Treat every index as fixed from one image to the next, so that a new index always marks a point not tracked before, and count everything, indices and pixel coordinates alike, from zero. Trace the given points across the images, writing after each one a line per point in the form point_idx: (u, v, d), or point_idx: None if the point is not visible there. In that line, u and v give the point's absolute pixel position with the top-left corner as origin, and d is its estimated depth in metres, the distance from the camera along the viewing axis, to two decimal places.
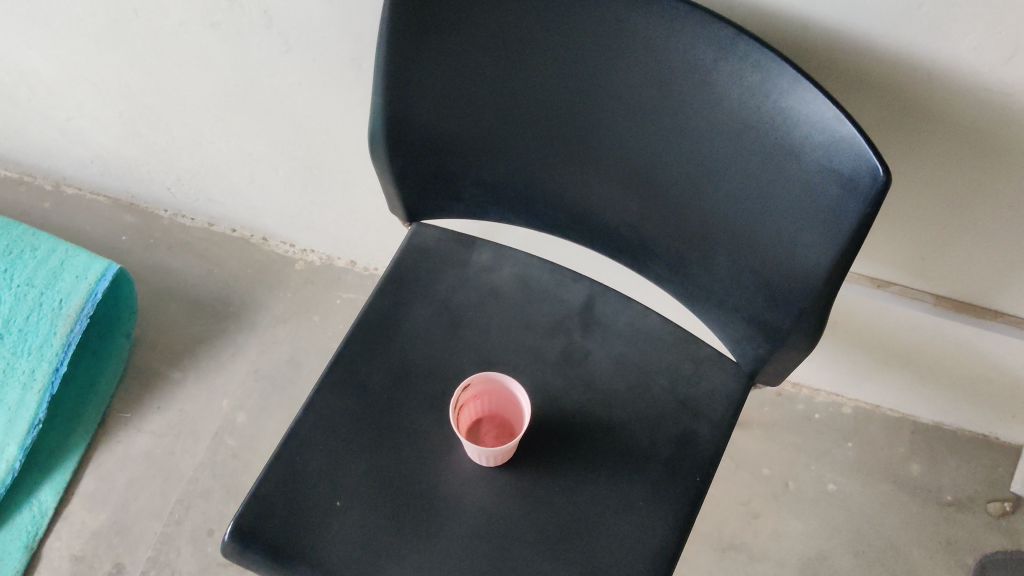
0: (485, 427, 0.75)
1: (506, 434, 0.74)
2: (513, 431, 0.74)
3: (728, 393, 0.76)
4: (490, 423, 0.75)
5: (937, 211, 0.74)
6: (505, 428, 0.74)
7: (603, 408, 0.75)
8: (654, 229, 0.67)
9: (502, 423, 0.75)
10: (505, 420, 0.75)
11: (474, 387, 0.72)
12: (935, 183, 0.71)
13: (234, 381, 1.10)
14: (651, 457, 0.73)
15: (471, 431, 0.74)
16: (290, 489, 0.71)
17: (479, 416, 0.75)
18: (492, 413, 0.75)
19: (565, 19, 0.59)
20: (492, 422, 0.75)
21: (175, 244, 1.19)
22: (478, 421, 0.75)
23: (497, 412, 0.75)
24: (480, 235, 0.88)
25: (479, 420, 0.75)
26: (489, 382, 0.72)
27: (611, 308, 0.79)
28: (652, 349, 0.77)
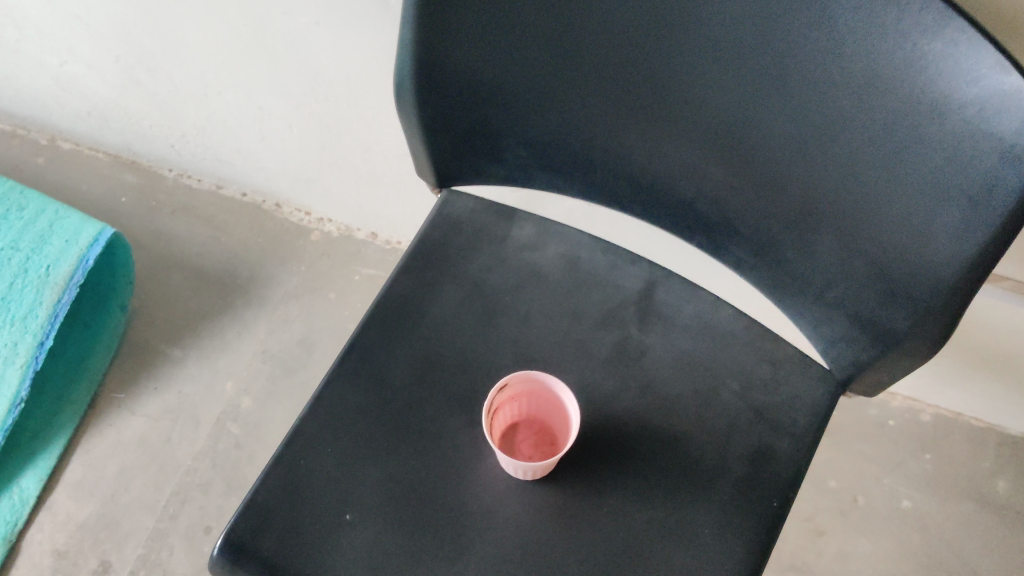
0: (522, 433, 0.63)
1: (547, 441, 0.63)
2: (556, 439, 0.63)
3: (812, 402, 0.64)
4: (528, 428, 0.63)
5: None
6: (546, 434, 0.63)
7: (663, 416, 0.63)
8: (742, 203, 0.55)
9: (542, 428, 0.63)
10: (546, 425, 0.63)
11: (512, 389, 0.60)
12: None
13: (239, 363, 0.99)
14: (720, 475, 0.62)
15: (506, 438, 0.63)
16: (290, 499, 0.60)
17: (515, 420, 0.63)
18: (530, 416, 0.64)
19: None
20: (531, 427, 0.63)
21: (180, 208, 1.08)
22: (514, 426, 0.63)
23: (536, 414, 0.63)
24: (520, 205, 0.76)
25: (515, 425, 0.63)
26: (530, 383, 0.60)
27: (675, 298, 0.67)
28: (723, 347, 0.66)
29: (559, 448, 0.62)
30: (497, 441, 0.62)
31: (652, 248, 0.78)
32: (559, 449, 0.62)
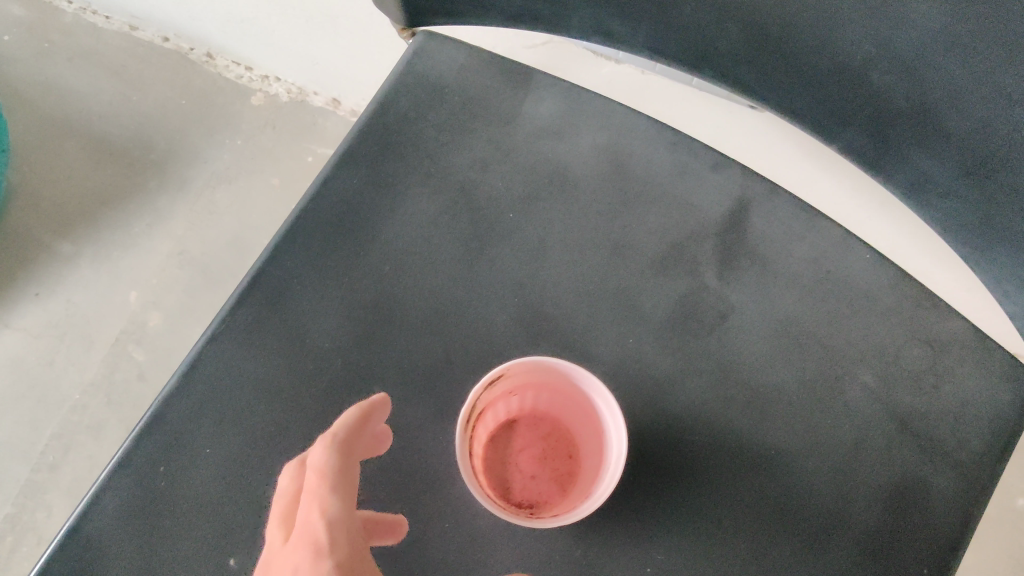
0: (521, 437, 0.40)
1: (561, 453, 0.40)
2: (575, 451, 0.39)
3: (993, 414, 0.39)
4: (533, 431, 0.40)
5: None
6: (561, 443, 0.40)
7: (752, 422, 0.39)
8: (968, 67, 0.28)
9: (554, 432, 0.40)
10: (562, 426, 0.40)
11: (511, 379, 0.37)
12: None
13: (150, 268, 0.76)
14: (836, 524, 0.38)
15: (495, 443, 0.39)
16: (139, 529, 0.38)
17: (512, 415, 0.40)
18: (539, 410, 0.40)
19: None
20: (537, 429, 0.40)
21: (81, 54, 0.82)
22: (511, 426, 0.40)
23: (548, 408, 0.40)
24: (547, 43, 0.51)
25: (511, 422, 0.40)
26: (542, 372, 0.37)
27: (781, 229, 0.42)
28: (851, 315, 0.41)
29: (580, 467, 0.39)
30: (481, 450, 0.39)
31: (736, 138, 0.51)
32: (580, 470, 0.39)
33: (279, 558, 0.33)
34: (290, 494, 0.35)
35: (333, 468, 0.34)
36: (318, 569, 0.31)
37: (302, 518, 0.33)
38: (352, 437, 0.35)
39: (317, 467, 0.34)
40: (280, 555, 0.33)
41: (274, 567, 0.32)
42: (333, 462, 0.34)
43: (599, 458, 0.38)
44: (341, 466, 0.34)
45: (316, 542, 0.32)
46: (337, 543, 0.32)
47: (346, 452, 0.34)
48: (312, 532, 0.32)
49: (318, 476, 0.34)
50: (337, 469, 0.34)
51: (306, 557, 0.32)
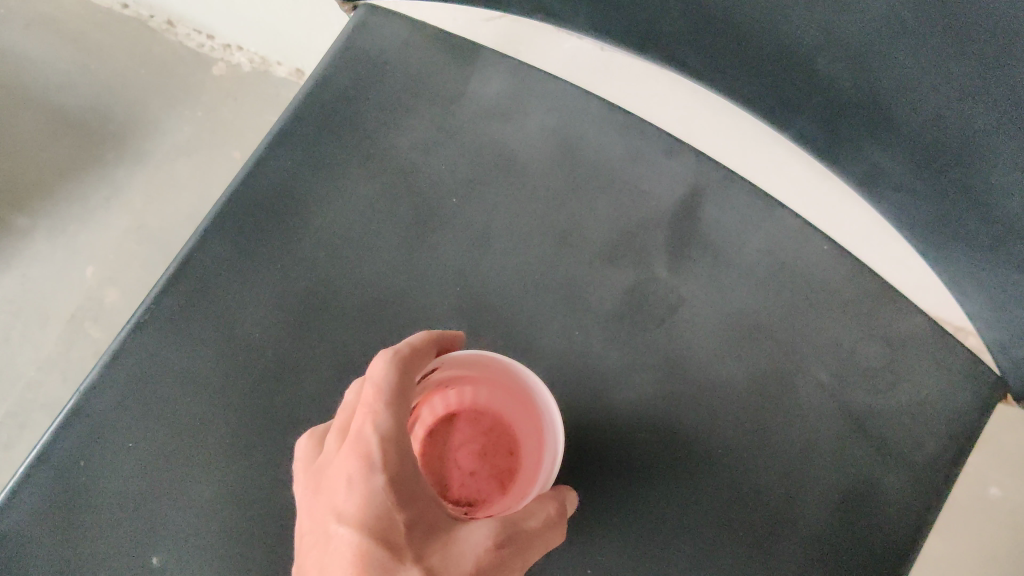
0: (461, 432, 0.37)
1: (503, 449, 0.37)
2: (517, 448, 0.37)
3: (953, 414, 0.38)
4: (474, 426, 0.37)
5: None
6: (503, 438, 0.37)
7: (699, 419, 0.38)
8: (918, 52, 0.27)
9: (496, 429, 0.37)
10: (504, 422, 0.37)
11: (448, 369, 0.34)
12: None
13: (108, 243, 0.74)
14: (784, 525, 0.37)
15: (432, 439, 0.36)
16: (60, 524, 0.36)
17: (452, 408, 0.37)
18: (480, 404, 0.37)
19: None
20: (479, 423, 0.37)
21: (38, 21, 0.79)
22: (451, 420, 0.37)
23: (489, 402, 0.37)
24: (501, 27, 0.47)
25: (450, 416, 0.37)
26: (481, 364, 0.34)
27: (735, 218, 0.40)
28: (807, 308, 0.39)
29: (521, 466, 0.36)
30: (417, 446, 0.36)
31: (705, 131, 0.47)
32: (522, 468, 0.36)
33: (334, 465, 0.31)
34: (353, 404, 0.33)
35: (390, 385, 0.31)
36: (369, 487, 0.30)
37: (354, 432, 0.30)
38: (415, 356, 0.32)
39: (375, 383, 0.31)
40: (335, 460, 0.31)
41: (330, 473, 0.31)
42: (391, 378, 0.31)
43: (540, 459, 0.35)
44: (398, 383, 0.31)
45: (369, 457, 0.30)
46: (392, 460, 0.30)
47: (404, 367, 0.31)
48: (365, 445, 0.30)
49: (374, 393, 0.31)
50: (394, 386, 0.31)
51: (359, 472, 0.30)
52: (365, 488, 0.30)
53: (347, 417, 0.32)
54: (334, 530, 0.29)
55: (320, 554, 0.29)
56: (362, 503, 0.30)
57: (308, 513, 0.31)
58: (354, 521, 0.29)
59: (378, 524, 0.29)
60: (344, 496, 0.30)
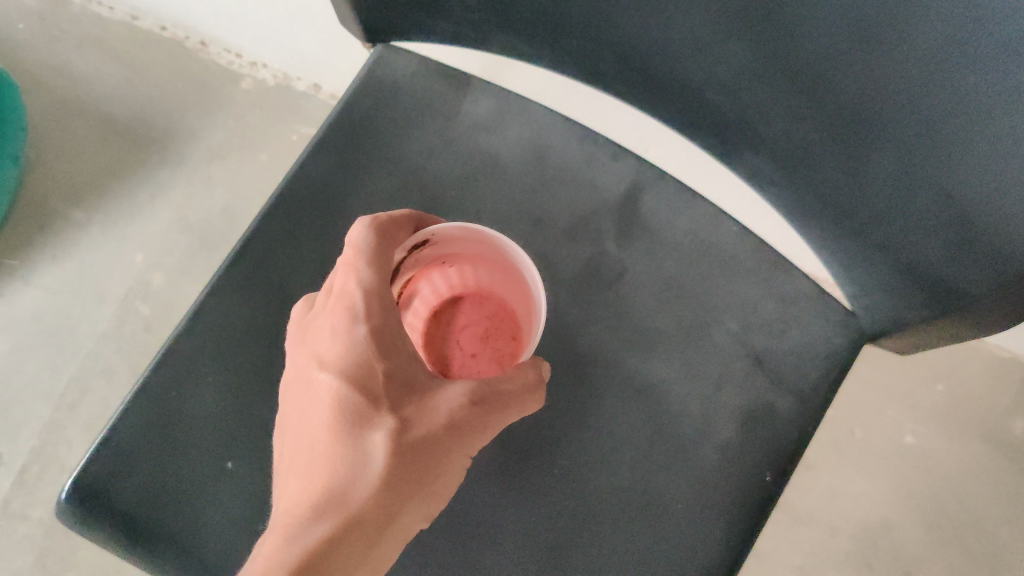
0: (466, 315, 0.44)
1: (504, 333, 0.44)
2: (517, 333, 0.44)
3: (829, 351, 0.50)
4: (478, 310, 0.44)
5: None
6: (503, 322, 0.44)
7: (639, 357, 0.50)
8: (768, 94, 0.39)
9: (497, 314, 0.44)
10: (505, 306, 0.44)
11: (442, 242, 0.42)
12: None
13: (153, 234, 0.86)
14: (702, 435, 0.49)
15: (441, 320, 0.44)
16: (158, 439, 0.48)
17: (456, 292, 0.45)
18: (484, 291, 0.45)
19: None
20: (483, 308, 0.44)
21: (87, 42, 0.92)
22: (457, 303, 0.45)
23: (492, 288, 0.45)
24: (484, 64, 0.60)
25: (457, 300, 0.45)
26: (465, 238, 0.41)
27: (667, 206, 0.52)
28: (721, 275, 0.51)
29: (518, 347, 0.43)
30: (427, 326, 0.44)
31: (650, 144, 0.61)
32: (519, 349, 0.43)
33: (325, 317, 0.41)
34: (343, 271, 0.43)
35: (368, 246, 0.41)
36: (353, 334, 0.40)
37: (341, 288, 0.41)
38: (391, 226, 0.42)
39: (354, 244, 0.41)
40: (323, 316, 0.42)
41: (321, 325, 0.42)
42: (369, 240, 0.41)
43: (531, 335, 0.42)
44: (375, 245, 0.41)
45: (354, 311, 0.40)
46: (372, 313, 0.40)
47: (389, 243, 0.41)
48: (350, 298, 0.40)
49: (355, 252, 0.41)
50: (371, 247, 0.41)
51: (344, 321, 0.40)
52: (350, 335, 0.40)
53: (332, 279, 0.42)
54: (319, 375, 0.41)
55: (311, 390, 0.41)
56: (343, 352, 0.40)
57: (299, 359, 0.42)
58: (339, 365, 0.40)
59: (355, 374, 0.40)
60: (332, 340, 0.40)
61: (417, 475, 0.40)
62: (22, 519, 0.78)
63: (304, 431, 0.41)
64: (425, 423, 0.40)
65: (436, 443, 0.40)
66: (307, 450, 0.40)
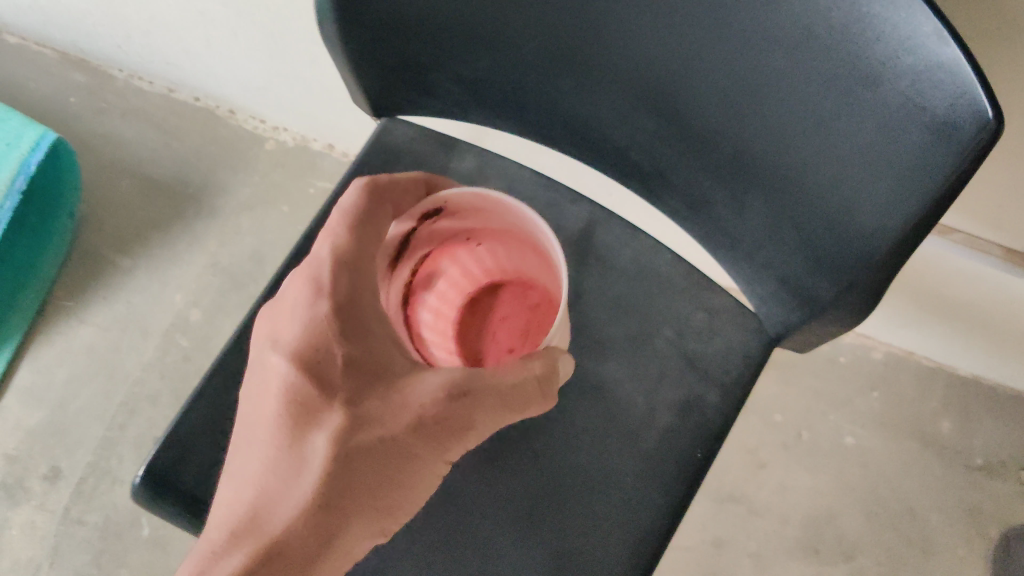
0: (504, 305, 0.52)
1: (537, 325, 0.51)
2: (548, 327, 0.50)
3: (746, 353, 0.63)
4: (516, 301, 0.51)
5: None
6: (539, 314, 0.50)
7: (595, 361, 0.63)
8: (674, 152, 0.54)
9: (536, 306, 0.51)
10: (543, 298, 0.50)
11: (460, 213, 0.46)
12: None
13: (190, 276, 1.00)
14: (648, 423, 0.61)
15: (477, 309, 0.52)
16: (213, 435, 0.60)
17: (497, 281, 0.52)
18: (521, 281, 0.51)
19: None
20: (522, 300, 0.51)
21: (130, 111, 1.07)
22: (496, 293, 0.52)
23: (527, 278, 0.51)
24: (467, 134, 0.74)
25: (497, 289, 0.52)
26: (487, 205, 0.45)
27: (616, 241, 0.66)
28: (659, 294, 0.65)
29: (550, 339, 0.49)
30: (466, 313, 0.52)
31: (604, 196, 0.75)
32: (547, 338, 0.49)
33: (294, 287, 0.46)
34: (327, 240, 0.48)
35: (356, 210, 0.46)
36: (317, 308, 0.45)
37: (316, 257, 0.46)
38: (387, 188, 0.48)
39: (344, 208, 0.46)
40: (291, 288, 0.46)
41: (288, 296, 0.46)
42: (358, 205, 0.46)
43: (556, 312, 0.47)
44: (365, 211, 0.46)
45: (320, 285, 0.45)
46: (338, 290, 0.45)
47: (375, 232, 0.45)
48: (321, 268, 0.45)
49: (339, 218, 0.46)
50: (356, 211, 0.46)
51: (310, 293, 0.45)
52: (313, 309, 0.45)
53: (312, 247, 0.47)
54: (273, 357, 0.45)
55: (268, 372, 0.45)
56: (300, 333, 0.44)
57: (261, 334, 0.47)
58: (291, 347, 0.44)
59: (310, 360, 0.44)
60: (295, 315, 0.45)
61: (372, 481, 0.44)
62: (80, 524, 0.90)
63: (257, 419, 0.45)
64: (382, 430, 0.44)
65: (393, 450, 0.44)
66: (255, 448, 0.44)
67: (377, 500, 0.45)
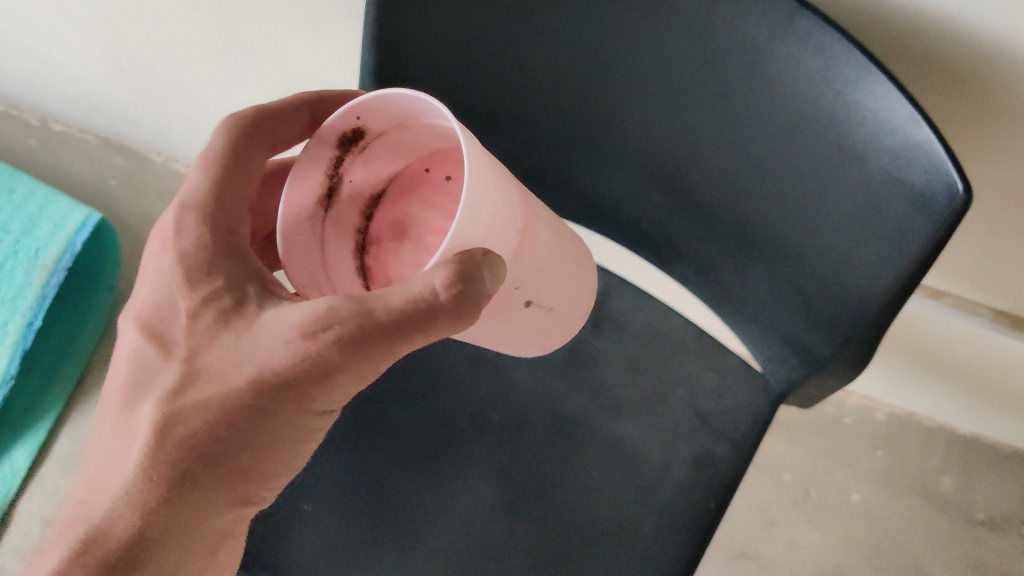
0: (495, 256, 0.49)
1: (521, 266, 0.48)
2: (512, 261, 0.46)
3: (753, 409, 0.67)
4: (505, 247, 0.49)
5: (1010, 237, 0.63)
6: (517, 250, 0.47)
7: (611, 417, 0.68)
8: (681, 225, 0.60)
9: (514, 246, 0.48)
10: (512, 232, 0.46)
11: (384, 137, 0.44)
12: (1011, 206, 0.60)
13: None
14: (663, 477, 0.65)
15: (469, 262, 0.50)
16: None
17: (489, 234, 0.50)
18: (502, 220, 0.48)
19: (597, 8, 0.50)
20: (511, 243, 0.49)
21: (167, 193, 1.14)
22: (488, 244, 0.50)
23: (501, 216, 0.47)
24: None
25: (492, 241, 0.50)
26: (398, 103, 0.40)
27: (629, 303, 0.74)
28: (669, 356, 0.71)
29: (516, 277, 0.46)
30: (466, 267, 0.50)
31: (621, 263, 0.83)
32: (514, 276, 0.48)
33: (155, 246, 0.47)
34: None
35: (211, 147, 0.46)
36: (162, 258, 0.45)
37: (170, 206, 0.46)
38: (255, 122, 0.47)
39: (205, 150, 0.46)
40: (152, 249, 0.47)
41: (151, 256, 0.47)
42: (217, 142, 0.46)
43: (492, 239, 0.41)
44: (225, 146, 0.46)
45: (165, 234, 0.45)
46: (179, 229, 0.43)
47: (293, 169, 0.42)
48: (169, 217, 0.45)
49: (196, 159, 0.46)
50: (212, 148, 0.46)
51: (161, 246, 0.45)
52: (160, 261, 0.45)
53: None
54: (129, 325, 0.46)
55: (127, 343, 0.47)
56: (149, 293, 0.45)
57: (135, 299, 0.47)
58: (141, 313, 0.45)
59: (153, 325, 0.45)
60: (150, 274, 0.46)
61: (218, 453, 0.43)
62: None
63: (118, 394, 0.46)
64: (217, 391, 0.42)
65: (230, 416, 0.42)
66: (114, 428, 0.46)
67: (220, 468, 0.43)
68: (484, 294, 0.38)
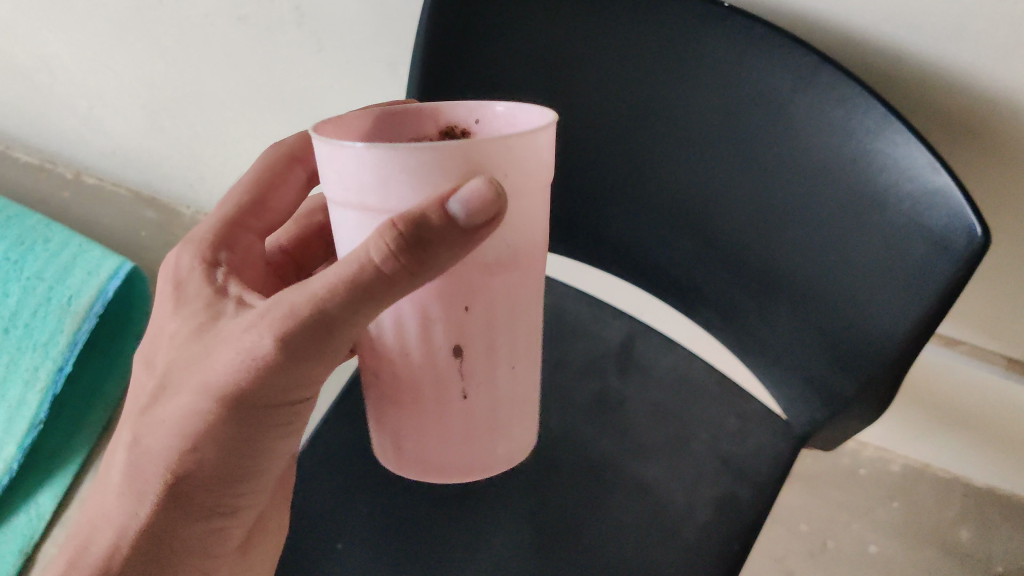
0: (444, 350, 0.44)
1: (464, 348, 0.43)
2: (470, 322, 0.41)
3: (776, 453, 0.68)
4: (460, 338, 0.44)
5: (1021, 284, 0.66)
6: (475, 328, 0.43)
7: (635, 458, 0.69)
8: (706, 271, 0.62)
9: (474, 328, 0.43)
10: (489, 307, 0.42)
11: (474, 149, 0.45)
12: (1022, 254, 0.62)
13: None
14: (689, 515, 0.65)
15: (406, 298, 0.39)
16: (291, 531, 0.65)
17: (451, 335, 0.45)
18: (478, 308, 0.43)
19: (630, 53, 0.54)
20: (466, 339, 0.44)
21: None
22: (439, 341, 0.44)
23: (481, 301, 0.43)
24: None
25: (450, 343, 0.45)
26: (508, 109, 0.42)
27: (655, 348, 0.77)
28: (692, 401, 0.73)
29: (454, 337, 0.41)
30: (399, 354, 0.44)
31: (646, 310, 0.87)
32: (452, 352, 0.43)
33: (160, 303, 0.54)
34: None
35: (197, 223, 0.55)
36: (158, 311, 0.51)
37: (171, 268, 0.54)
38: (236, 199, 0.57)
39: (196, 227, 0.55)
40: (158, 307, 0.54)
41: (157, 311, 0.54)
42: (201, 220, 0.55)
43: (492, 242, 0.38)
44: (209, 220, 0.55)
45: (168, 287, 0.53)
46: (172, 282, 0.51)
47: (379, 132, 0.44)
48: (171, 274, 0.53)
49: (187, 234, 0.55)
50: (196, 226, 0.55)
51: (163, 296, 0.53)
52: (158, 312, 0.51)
53: None
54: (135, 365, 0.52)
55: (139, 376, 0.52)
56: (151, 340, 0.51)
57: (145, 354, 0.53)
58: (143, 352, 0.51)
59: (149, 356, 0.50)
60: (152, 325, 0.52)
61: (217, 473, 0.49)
62: None
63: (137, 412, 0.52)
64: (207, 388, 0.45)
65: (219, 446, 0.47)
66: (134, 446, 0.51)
67: (222, 486, 0.50)
68: (479, 220, 0.34)
